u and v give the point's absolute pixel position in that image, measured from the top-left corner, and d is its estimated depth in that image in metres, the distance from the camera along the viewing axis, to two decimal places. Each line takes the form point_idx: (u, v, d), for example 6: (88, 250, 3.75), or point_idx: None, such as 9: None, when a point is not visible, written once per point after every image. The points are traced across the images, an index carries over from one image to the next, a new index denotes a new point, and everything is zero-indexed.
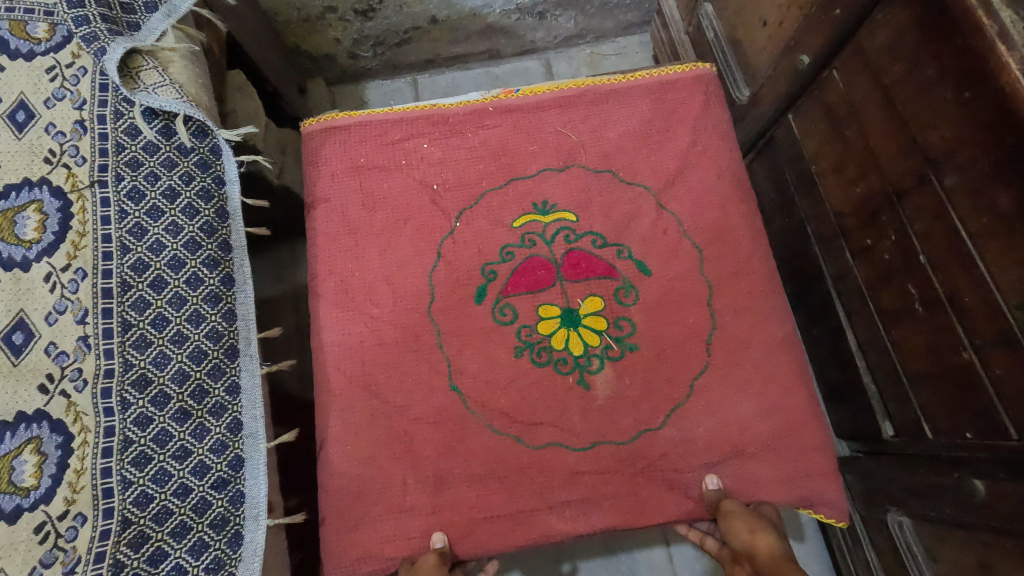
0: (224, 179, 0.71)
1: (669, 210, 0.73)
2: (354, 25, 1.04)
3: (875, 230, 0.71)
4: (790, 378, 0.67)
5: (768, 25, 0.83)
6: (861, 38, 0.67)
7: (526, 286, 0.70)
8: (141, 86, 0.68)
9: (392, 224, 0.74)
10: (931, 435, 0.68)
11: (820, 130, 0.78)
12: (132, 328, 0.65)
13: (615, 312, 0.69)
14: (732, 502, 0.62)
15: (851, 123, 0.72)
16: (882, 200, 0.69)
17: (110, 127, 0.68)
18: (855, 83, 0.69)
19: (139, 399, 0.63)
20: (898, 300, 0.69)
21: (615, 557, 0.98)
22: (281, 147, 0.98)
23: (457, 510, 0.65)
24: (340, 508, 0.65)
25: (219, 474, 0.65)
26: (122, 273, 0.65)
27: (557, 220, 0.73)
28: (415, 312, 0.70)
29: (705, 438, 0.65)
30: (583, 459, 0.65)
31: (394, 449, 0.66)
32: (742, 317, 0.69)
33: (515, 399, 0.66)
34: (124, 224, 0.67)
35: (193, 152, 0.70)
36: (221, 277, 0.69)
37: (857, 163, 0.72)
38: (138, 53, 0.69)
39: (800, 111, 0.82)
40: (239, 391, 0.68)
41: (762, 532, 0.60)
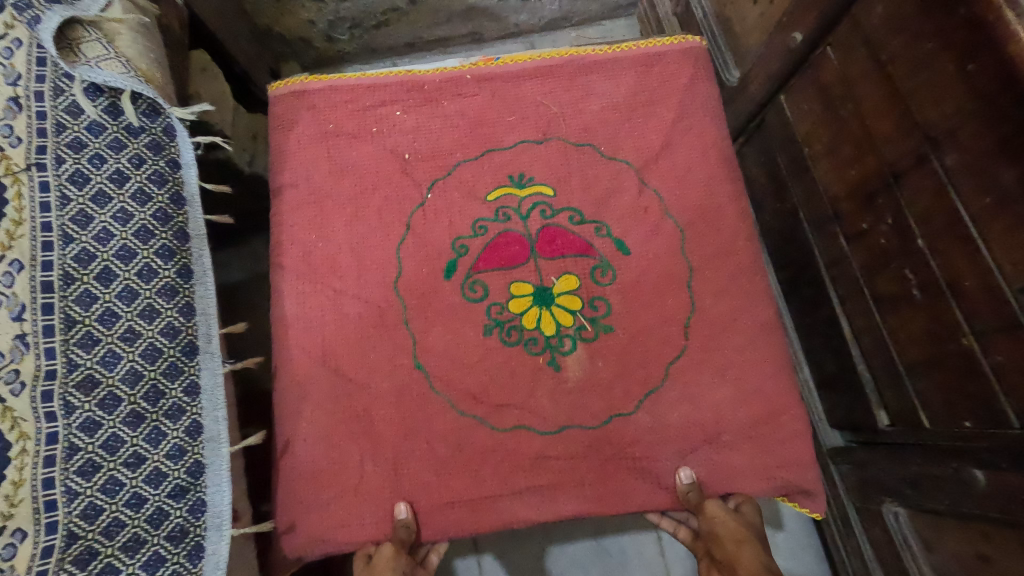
0: (179, 162, 0.68)
1: (650, 186, 0.70)
2: (328, 6, 0.99)
3: (870, 213, 0.68)
4: (771, 364, 0.64)
5: (759, 3, 0.80)
6: (857, 13, 0.64)
7: (498, 261, 0.67)
8: (82, 59, 0.63)
9: (360, 194, 0.70)
10: (928, 424, 0.66)
11: (814, 110, 0.75)
12: (77, 325, 0.60)
13: (590, 291, 0.66)
14: (716, 504, 0.60)
15: (846, 103, 0.69)
16: (879, 181, 0.66)
17: (48, 106, 0.63)
18: (850, 62, 0.66)
19: (84, 402, 0.59)
20: (895, 286, 0.66)
21: (602, 541, 0.95)
22: (252, 134, 0.93)
23: (418, 494, 0.61)
24: (297, 489, 0.62)
25: (176, 482, 0.61)
26: (65, 265, 0.61)
27: (533, 194, 0.69)
28: (381, 286, 0.67)
29: (680, 424, 0.62)
30: (551, 443, 0.61)
31: (354, 430, 0.62)
32: (723, 300, 0.66)
33: (482, 379, 0.63)
34: (66, 211, 0.62)
35: (144, 132, 0.66)
36: (177, 269, 0.66)
37: (852, 144, 0.69)
38: (79, 23, 0.64)
39: (792, 93, 0.79)
40: (198, 392, 0.65)
41: (747, 545, 0.57)
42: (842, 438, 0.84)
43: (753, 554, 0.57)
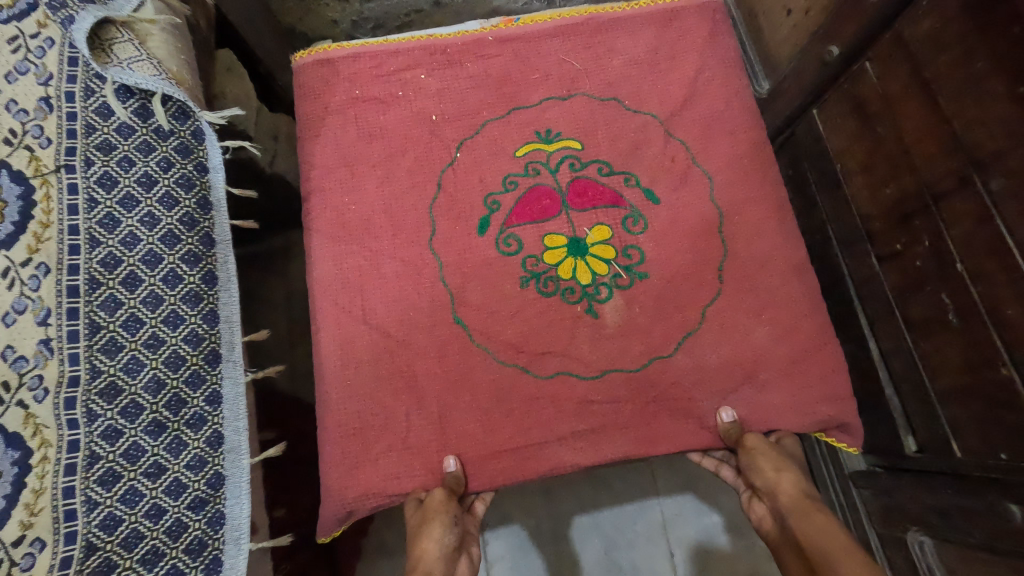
0: (207, 166, 0.67)
1: (677, 137, 0.71)
2: (352, 6, 0.95)
3: (906, 233, 0.68)
4: (805, 304, 0.65)
5: (793, 13, 0.82)
6: (900, 27, 0.64)
7: (530, 215, 0.67)
8: (113, 61, 0.63)
9: (390, 155, 0.70)
10: (961, 454, 0.65)
11: (847, 125, 0.74)
12: (101, 330, 0.59)
13: (623, 241, 0.66)
14: (755, 437, 0.61)
15: (883, 118, 0.69)
16: (917, 203, 0.66)
17: (79, 106, 0.61)
18: (891, 76, 0.67)
19: (108, 410, 0.58)
20: (929, 309, 0.66)
21: (607, 511, 0.98)
22: (273, 134, 0.89)
23: (463, 445, 0.62)
24: (342, 446, 0.62)
25: (196, 493, 0.61)
26: (90, 269, 0.60)
27: (561, 148, 0.70)
28: (415, 244, 0.67)
29: (719, 365, 0.63)
30: (593, 387, 0.62)
31: (396, 386, 0.63)
32: (754, 244, 0.66)
33: (522, 330, 0.64)
34: (94, 214, 0.61)
35: (172, 136, 0.66)
36: (201, 275, 0.65)
37: (888, 162, 0.69)
38: (112, 24, 0.64)
39: (824, 106, 0.78)
40: (220, 401, 0.64)
41: (787, 472, 0.59)
42: (864, 463, 0.82)
43: (793, 479, 0.59)
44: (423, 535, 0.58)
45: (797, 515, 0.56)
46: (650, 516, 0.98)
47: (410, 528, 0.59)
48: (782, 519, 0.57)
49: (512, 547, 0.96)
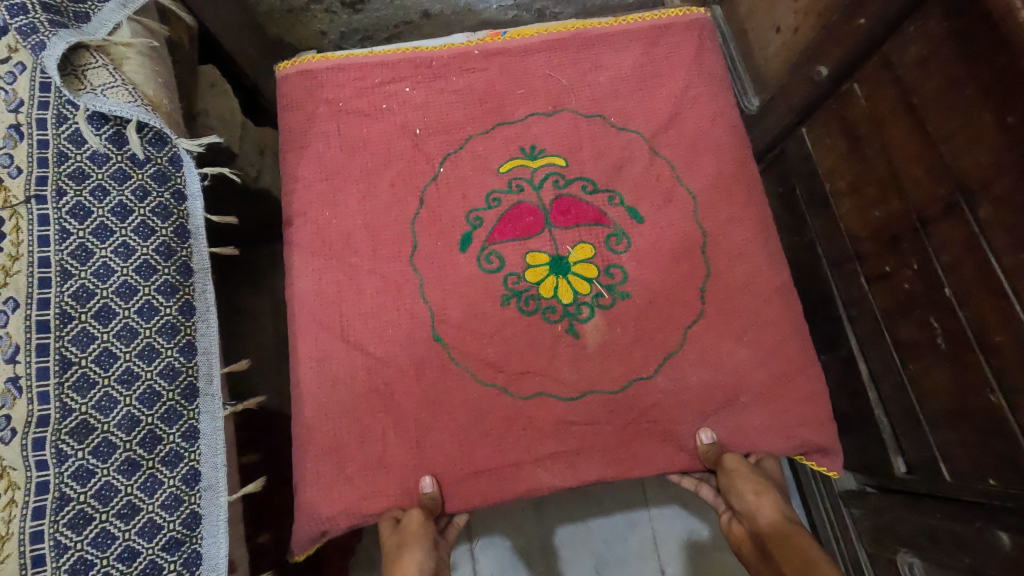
0: (185, 194, 0.66)
1: (661, 155, 0.70)
2: (341, 17, 0.90)
3: (894, 256, 0.68)
4: (786, 326, 0.65)
5: (782, 32, 0.81)
6: (889, 51, 0.64)
7: (513, 233, 0.67)
8: (87, 87, 0.62)
9: (372, 169, 0.70)
10: (949, 478, 0.65)
11: (837, 146, 0.74)
12: (72, 367, 0.58)
13: (606, 260, 0.66)
14: (735, 459, 0.60)
15: (873, 140, 0.68)
16: (905, 225, 0.65)
17: (51, 133, 0.61)
18: (880, 99, 0.66)
19: (78, 450, 0.57)
20: (917, 332, 0.66)
21: (596, 522, 0.97)
22: (259, 149, 0.88)
23: (441, 464, 0.61)
24: (317, 461, 0.61)
25: (171, 534, 0.60)
26: (62, 302, 0.59)
27: (545, 165, 0.70)
28: (396, 260, 0.66)
29: (700, 387, 0.62)
30: (572, 409, 0.62)
31: (373, 403, 0.62)
32: (737, 264, 0.66)
33: (501, 349, 0.63)
34: (65, 245, 0.60)
35: (149, 162, 0.64)
36: (178, 306, 0.64)
37: (878, 183, 0.69)
38: (86, 48, 0.63)
39: (814, 126, 0.78)
40: (197, 437, 0.63)
41: (768, 495, 0.58)
42: (856, 481, 0.82)
43: (773, 502, 0.57)
44: (401, 557, 0.56)
45: (775, 541, 0.54)
46: (640, 527, 0.97)
47: (387, 553, 0.58)
48: (762, 545, 0.56)
49: (499, 565, 0.94)
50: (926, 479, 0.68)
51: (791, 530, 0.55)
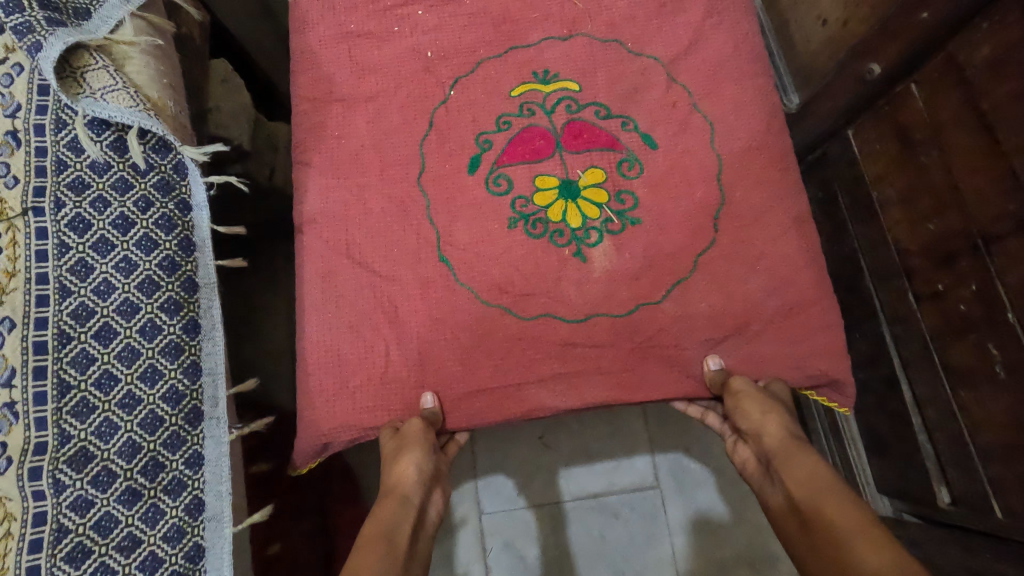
0: (189, 204, 0.64)
1: (678, 83, 0.68)
2: None
3: (950, 274, 0.63)
4: (803, 257, 0.62)
5: (829, 24, 0.77)
6: (954, 49, 0.60)
7: (522, 156, 0.65)
8: (86, 91, 0.59)
9: (381, 91, 0.68)
10: (1002, 516, 0.61)
11: (887, 151, 0.70)
12: (71, 391, 0.55)
13: (617, 185, 0.64)
14: (740, 381, 0.59)
15: (929, 148, 0.64)
16: (963, 243, 0.62)
17: (49, 140, 0.58)
18: (940, 103, 0.62)
19: (77, 479, 0.54)
20: (973, 359, 0.62)
21: (601, 463, 0.99)
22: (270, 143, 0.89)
23: (445, 382, 0.61)
24: (319, 380, 0.61)
25: (173, 568, 0.57)
26: (60, 322, 0.56)
27: (557, 90, 0.68)
28: (404, 181, 0.66)
29: (709, 314, 0.61)
30: (577, 330, 0.61)
31: (378, 319, 0.62)
32: (754, 192, 0.64)
33: (507, 270, 0.62)
34: (64, 260, 0.57)
35: (152, 171, 0.62)
36: (182, 324, 0.61)
37: (933, 195, 0.64)
38: (85, 48, 0.60)
39: (860, 128, 0.75)
40: (201, 463, 0.60)
41: (774, 415, 0.56)
42: (892, 508, 0.81)
43: (780, 421, 0.55)
44: (399, 459, 0.56)
45: (781, 458, 0.53)
46: (642, 472, 0.99)
47: (385, 455, 0.58)
48: (769, 463, 0.55)
49: (499, 495, 0.97)
50: (975, 514, 0.65)
51: (798, 447, 0.53)
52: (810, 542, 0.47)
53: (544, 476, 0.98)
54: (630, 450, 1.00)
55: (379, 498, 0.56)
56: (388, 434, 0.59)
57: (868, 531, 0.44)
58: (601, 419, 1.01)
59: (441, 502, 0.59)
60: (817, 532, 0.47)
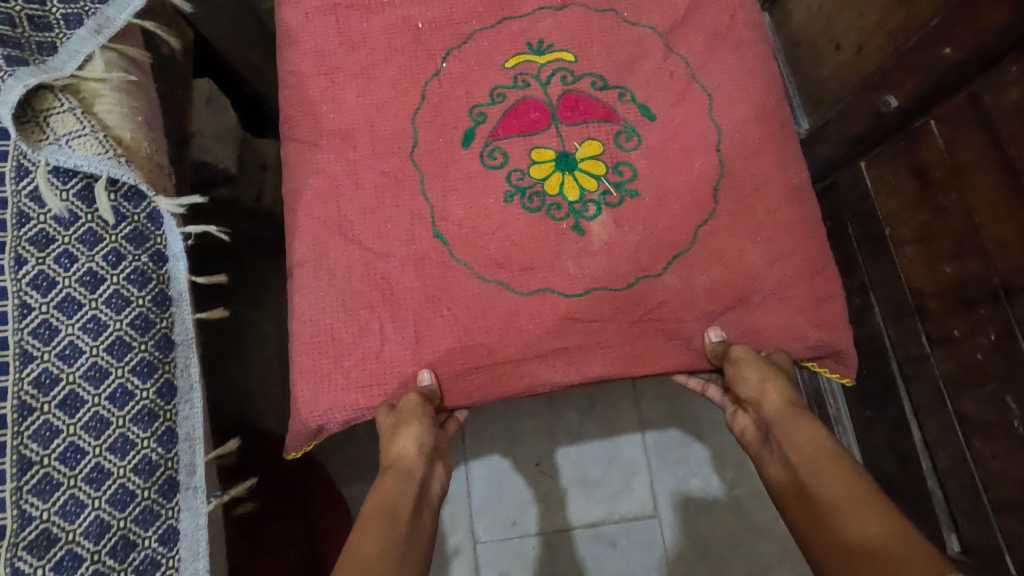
0: (165, 254, 0.59)
1: (676, 52, 0.66)
2: None
3: (967, 320, 0.63)
4: (804, 227, 0.62)
5: (842, 50, 0.75)
6: (979, 89, 0.58)
7: (517, 128, 0.64)
8: (49, 137, 0.54)
9: (372, 64, 0.66)
10: (1013, 568, 0.61)
11: (904, 188, 0.69)
12: (33, 467, 0.50)
13: (614, 157, 0.63)
14: (741, 349, 0.58)
15: (949, 188, 0.63)
16: (983, 288, 0.60)
17: (11, 190, 0.54)
18: (962, 144, 0.60)
19: (38, 567, 0.49)
20: (989, 411, 0.62)
21: (592, 443, 1.00)
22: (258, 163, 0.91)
23: (443, 360, 0.60)
24: (312, 362, 0.60)
25: None
26: (20, 392, 0.51)
27: (553, 61, 0.66)
28: (397, 156, 0.64)
29: (709, 286, 0.60)
30: (577, 305, 0.60)
31: (373, 298, 0.60)
32: (754, 163, 0.63)
33: (504, 245, 0.61)
34: (26, 322, 0.52)
35: (124, 221, 0.57)
36: (156, 387, 0.56)
37: (951, 238, 0.63)
38: (50, 90, 0.55)
39: (874, 159, 0.72)
40: (177, 539, 0.55)
41: (773, 382, 0.55)
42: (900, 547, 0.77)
43: (780, 389, 0.54)
44: (399, 435, 0.55)
45: (781, 426, 0.52)
46: (634, 461, 0.99)
47: (382, 432, 0.57)
48: (767, 429, 0.54)
49: (490, 475, 0.99)
50: (983, 563, 0.65)
51: (799, 415, 0.52)
52: (803, 509, 0.47)
53: (543, 502, 0.97)
54: (628, 476, 0.99)
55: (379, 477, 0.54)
56: (384, 412, 0.58)
57: (862, 503, 0.44)
58: (597, 447, 1.00)
59: (445, 475, 0.58)
60: (811, 500, 0.47)
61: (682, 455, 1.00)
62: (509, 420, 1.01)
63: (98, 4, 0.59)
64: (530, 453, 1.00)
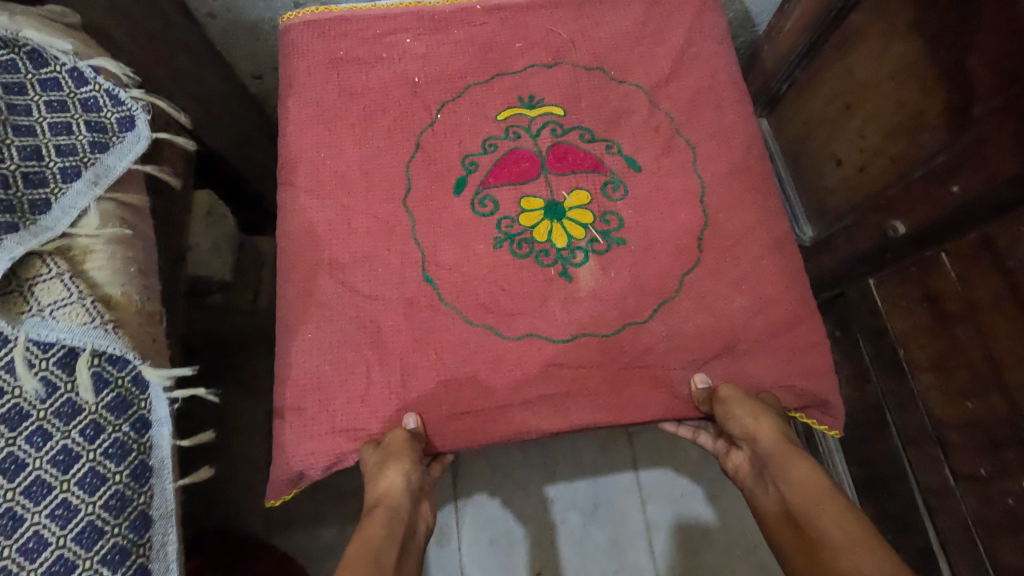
0: (149, 420, 0.52)
1: (661, 108, 0.70)
2: None
3: (994, 462, 0.61)
4: (787, 277, 0.63)
5: (844, 166, 0.76)
6: (992, 232, 0.57)
7: (507, 177, 0.66)
8: (32, 307, 0.48)
9: (369, 114, 0.69)
10: None
11: (916, 314, 0.68)
12: None
13: (601, 206, 0.65)
14: (729, 389, 0.58)
15: (967, 324, 0.62)
16: (1010, 433, 0.59)
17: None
18: (977, 285, 0.60)
19: None
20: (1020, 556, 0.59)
21: (584, 482, 0.98)
22: (256, 263, 0.98)
23: (429, 402, 0.59)
24: (298, 403, 0.59)
25: None
26: None
27: (543, 114, 0.69)
28: (389, 203, 0.65)
29: (695, 333, 0.61)
30: (563, 350, 0.60)
31: (361, 341, 0.60)
32: (737, 214, 0.65)
33: (493, 291, 0.62)
34: None
35: (108, 387, 0.50)
36: (130, 470, 0.50)
37: (971, 373, 0.62)
38: (37, 254, 0.50)
39: (884, 279, 0.72)
40: None
41: (765, 419, 0.55)
42: None
43: (772, 425, 0.54)
44: (385, 470, 0.54)
45: (777, 461, 0.52)
46: (628, 501, 0.97)
47: (366, 469, 0.55)
48: (761, 465, 0.54)
49: (483, 515, 0.96)
50: None
51: (794, 448, 0.52)
52: (803, 547, 0.46)
53: (536, 554, 0.94)
54: (626, 526, 0.96)
55: (364, 514, 0.53)
56: (370, 447, 0.57)
57: (863, 545, 0.43)
58: (592, 497, 0.98)
59: (430, 514, 0.57)
60: (810, 537, 0.46)
61: (677, 501, 0.98)
62: (496, 458, 1.00)
63: (99, 152, 0.54)
64: (520, 498, 0.97)
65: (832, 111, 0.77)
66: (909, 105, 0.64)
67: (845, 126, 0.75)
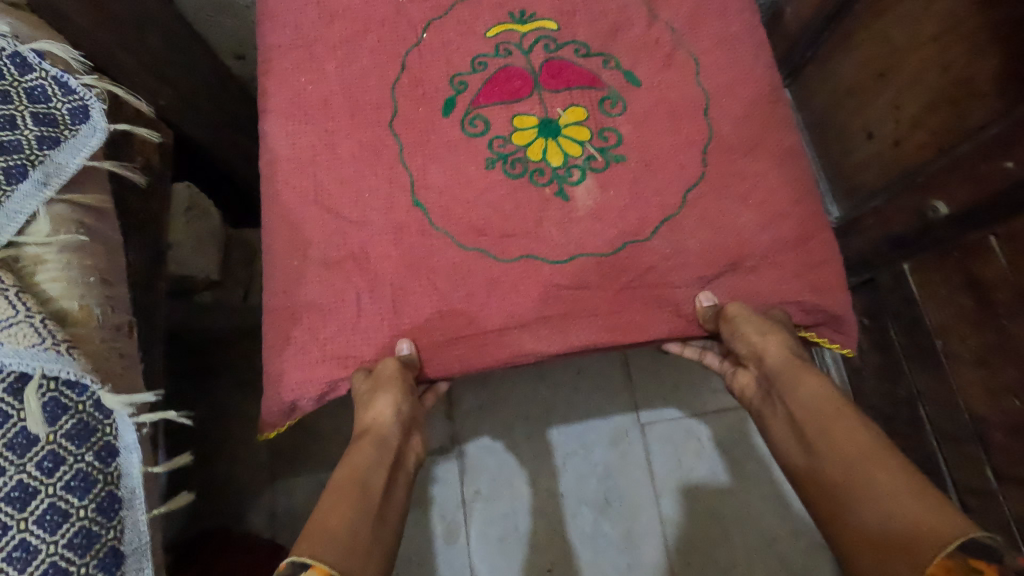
0: (116, 446, 0.44)
1: (661, 19, 0.65)
2: None
3: None
4: (796, 191, 0.59)
5: (877, 139, 0.73)
6: None
7: (499, 95, 0.62)
8: None
9: (350, 35, 0.65)
10: None
11: (958, 301, 0.63)
12: None
13: (599, 122, 0.61)
14: (738, 306, 0.55)
15: (1011, 313, 0.57)
16: None
17: None
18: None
19: None
20: None
21: (585, 423, 0.96)
22: (246, 261, 0.95)
23: (422, 329, 0.57)
24: (286, 332, 0.57)
25: None
26: None
27: (535, 30, 0.65)
28: (375, 126, 0.62)
29: (699, 251, 0.58)
30: (560, 271, 0.57)
31: (348, 269, 0.58)
32: (743, 126, 0.61)
33: (486, 213, 0.59)
34: None
35: (67, 414, 0.42)
36: (97, 504, 0.42)
37: (1018, 367, 0.57)
38: None
39: (918, 264, 0.67)
40: None
41: (774, 336, 0.53)
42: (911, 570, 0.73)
43: (781, 342, 0.52)
44: (375, 400, 0.52)
45: (784, 379, 0.50)
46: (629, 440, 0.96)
47: (357, 398, 0.54)
48: (768, 383, 0.52)
49: (486, 458, 0.95)
50: None
51: (802, 367, 0.50)
52: (823, 498, 0.43)
53: (539, 495, 0.93)
54: (631, 463, 0.94)
55: (354, 439, 0.52)
56: (361, 377, 0.55)
57: (904, 497, 0.39)
58: (600, 433, 0.96)
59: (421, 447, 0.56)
60: (831, 489, 0.43)
61: (681, 440, 0.96)
62: (493, 400, 0.98)
63: (49, 147, 0.46)
64: (523, 442, 0.96)
65: (866, 80, 0.73)
66: (954, 70, 0.61)
67: (881, 95, 0.71)
